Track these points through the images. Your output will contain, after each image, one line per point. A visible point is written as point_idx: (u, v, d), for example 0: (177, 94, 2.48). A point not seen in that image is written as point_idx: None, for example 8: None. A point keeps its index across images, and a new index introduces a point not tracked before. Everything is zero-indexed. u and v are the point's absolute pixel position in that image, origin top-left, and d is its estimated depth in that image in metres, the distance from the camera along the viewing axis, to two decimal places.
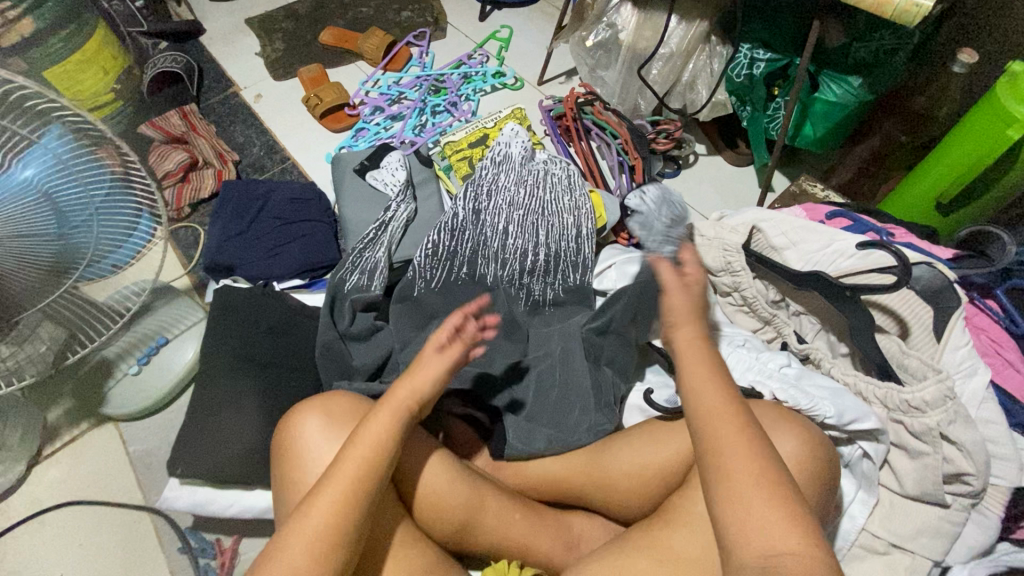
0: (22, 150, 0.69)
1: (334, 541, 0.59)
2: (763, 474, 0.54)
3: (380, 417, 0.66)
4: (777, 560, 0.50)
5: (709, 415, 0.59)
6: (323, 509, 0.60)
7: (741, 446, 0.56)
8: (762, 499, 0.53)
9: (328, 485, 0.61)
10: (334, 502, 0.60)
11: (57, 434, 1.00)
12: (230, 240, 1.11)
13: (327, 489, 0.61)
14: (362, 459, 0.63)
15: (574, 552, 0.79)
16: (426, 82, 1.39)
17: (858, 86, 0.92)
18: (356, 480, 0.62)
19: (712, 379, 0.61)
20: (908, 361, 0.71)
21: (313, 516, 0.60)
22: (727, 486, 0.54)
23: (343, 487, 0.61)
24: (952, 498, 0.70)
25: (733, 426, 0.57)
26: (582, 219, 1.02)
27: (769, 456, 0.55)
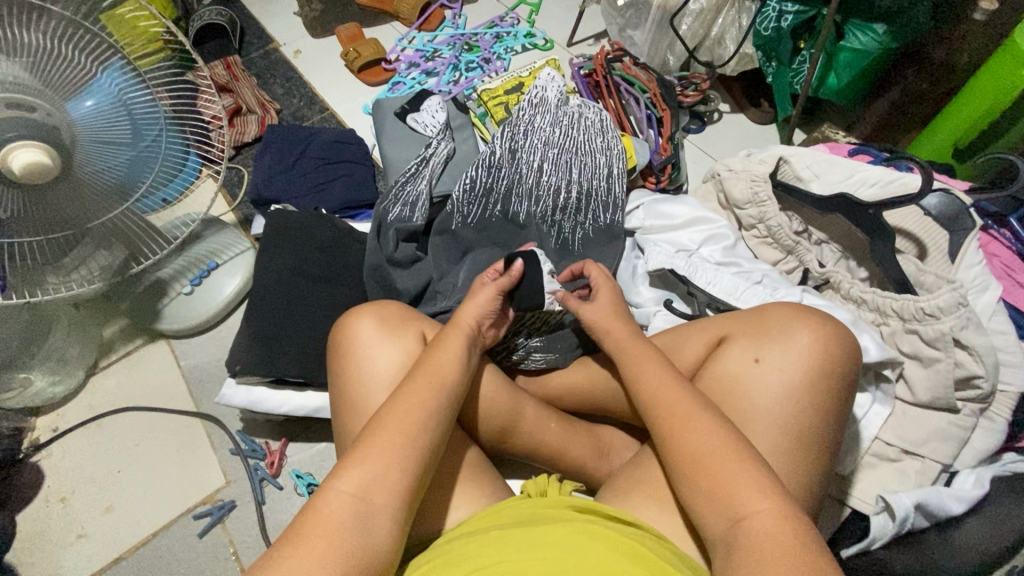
0: (108, 60, 0.77)
1: (410, 463, 0.58)
2: (717, 440, 0.59)
3: (450, 341, 0.69)
4: (747, 518, 0.54)
5: (665, 400, 0.64)
6: (400, 428, 0.60)
7: (706, 423, 0.60)
8: (718, 456, 0.58)
9: (399, 404, 0.61)
10: (409, 422, 0.60)
11: (113, 348, 1.05)
12: (277, 176, 1.17)
13: (398, 408, 0.61)
14: (428, 379, 0.64)
15: (605, 459, 0.84)
16: (460, 41, 1.43)
17: (882, 33, 0.99)
18: (419, 406, 0.62)
19: (661, 369, 0.67)
20: (923, 278, 0.76)
21: (385, 433, 0.59)
22: (680, 452, 0.60)
23: (413, 409, 0.61)
24: (963, 405, 0.75)
25: (685, 403, 0.63)
26: (614, 158, 1.07)
27: (729, 429, 0.60)
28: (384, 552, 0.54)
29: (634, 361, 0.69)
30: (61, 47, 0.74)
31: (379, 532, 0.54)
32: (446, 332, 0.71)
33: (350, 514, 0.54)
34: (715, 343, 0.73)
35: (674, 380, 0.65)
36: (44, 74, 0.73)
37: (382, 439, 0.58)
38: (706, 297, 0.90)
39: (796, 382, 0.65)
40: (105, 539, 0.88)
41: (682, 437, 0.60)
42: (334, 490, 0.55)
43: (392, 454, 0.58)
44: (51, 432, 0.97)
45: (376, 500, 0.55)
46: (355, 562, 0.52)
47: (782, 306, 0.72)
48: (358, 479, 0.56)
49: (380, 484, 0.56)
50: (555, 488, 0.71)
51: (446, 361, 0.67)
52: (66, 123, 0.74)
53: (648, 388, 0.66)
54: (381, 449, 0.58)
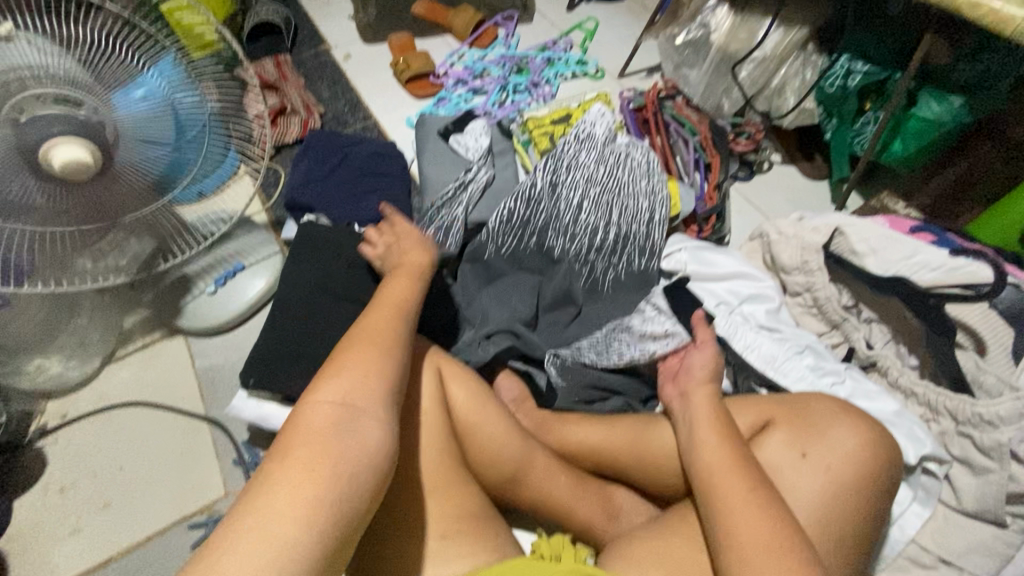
0: (156, 56, 0.79)
1: (381, 374, 0.56)
2: (765, 526, 0.55)
3: (395, 284, 0.70)
4: None
5: (712, 476, 0.62)
6: (370, 343, 0.59)
7: (755, 511, 0.56)
8: (762, 545, 0.54)
9: (357, 335, 0.60)
10: (375, 334, 0.60)
11: (131, 338, 1.05)
12: (312, 183, 1.15)
13: (358, 336, 0.60)
14: (383, 312, 0.63)
15: (615, 522, 0.79)
16: (511, 62, 1.40)
17: (958, 106, 0.95)
18: (383, 320, 0.62)
19: (709, 446, 0.65)
20: (983, 378, 0.72)
21: (348, 358, 0.57)
22: (726, 534, 0.56)
23: (374, 331, 0.60)
24: (1011, 519, 0.70)
25: (734, 480, 0.60)
26: (657, 205, 1.03)
27: (782, 515, 0.56)
28: (377, 450, 0.51)
29: (693, 429, 0.68)
30: (112, 45, 0.75)
31: (368, 438, 0.51)
32: (391, 279, 0.72)
33: (330, 422, 0.51)
34: (758, 427, 0.70)
35: (720, 452, 0.63)
36: (94, 69, 0.73)
37: (346, 362, 0.56)
38: (736, 362, 0.87)
39: (836, 483, 0.63)
40: (99, 538, 0.87)
41: (724, 511, 0.58)
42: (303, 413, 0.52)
43: (360, 367, 0.56)
44: (60, 419, 0.97)
45: (356, 409, 0.53)
46: (340, 479, 0.47)
47: (824, 398, 0.70)
48: (333, 391, 0.53)
49: (356, 393, 0.54)
50: (569, 553, 0.66)
51: (398, 295, 0.67)
52: (112, 121, 0.73)
53: (703, 458, 0.64)
54: (353, 368, 0.56)
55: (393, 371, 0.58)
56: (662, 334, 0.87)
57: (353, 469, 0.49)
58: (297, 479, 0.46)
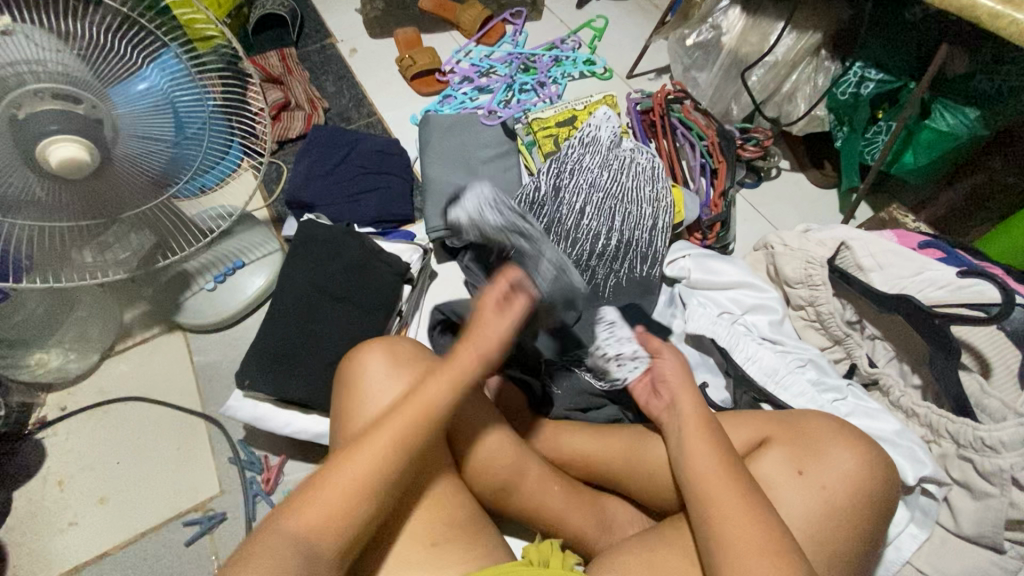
0: (156, 53, 0.77)
1: (375, 485, 0.56)
2: (760, 540, 0.55)
3: (456, 365, 0.63)
4: None
5: (708, 490, 0.60)
6: (372, 467, 0.57)
7: (754, 533, 0.55)
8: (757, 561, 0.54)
9: (379, 428, 0.59)
10: (383, 459, 0.57)
11: (131, 333, 1.05)
12: (314, 179, 1.14)
13: (381, 429, 0.59)
14: (407, 430, 0.59)
15: (607, 533, 0.78)
16: (518, 60, 1.38)
17: (974, 119, 0.93)
18: (402, 436, 0.59)
19: (705, 459, 0.63)
20: (987, 401, 0.71)
21: (362, 453, 0.57)
22: (722, 551, 0.56)
23: (381, 458, 0.57)
24: (1011, 546, 0.68)
25: (728, 493, 0.59)
26: (661, 211, 1.02)
27: (781, 536, 0.55)
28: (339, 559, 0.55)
29: (683, 442, 0.66)
30: (107, 38, 0.73)
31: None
32: (437, 374, 0.63)
33: (315, 522, 0.54)
34: (755, 445, 0.69)
35: (713, 465, 0.62)
36: (92, 63, 0.71)
37: (357, 458, 0.57)
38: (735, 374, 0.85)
39: (834, 504, 0.62)
40: (95, 532, 0.88)
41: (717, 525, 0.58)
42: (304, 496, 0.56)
43: (360, 475, 0.56)
44: (58, 412, 0.97)
45: (345, 518, 0.55)
46: None
47: (823, 418, 0.69)
48: (331, 489, 0.55)
49: (346, 506, 0.55)
50: (558, 558, 0.65)
51: (444, 384, 0.61)
52: (110, 117, 0.72)
53: (693, 470, 0.63)
54: (358, 471, 0.56)
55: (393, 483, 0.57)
56: (627, 358, 0.82)
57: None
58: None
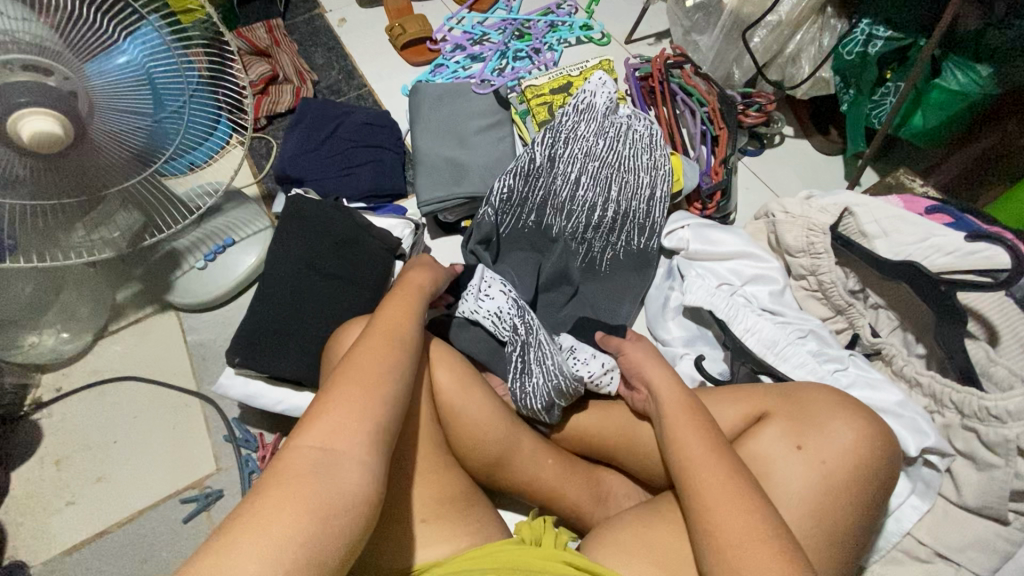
0: (133, 26, 0.72)
1: (376, 416, 0.53)
2: (738, 511, 0.54)
3: (397, 304, 0.67)
4: None
5: (695, 463, 0.59)
6: (372, 366, 0.57)
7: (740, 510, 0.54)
8: (746, 536, 0.52)
9: (348, 366, 0.56)
10: (374, 359, 0.58)
11: (124, 313, 1.04)
12: (304, 154, 1.12)
13: (353, 365, 0.57)
14: (386, 331, 0.62)
15: (602, 506, 0.77)
16: (511, 26, 1.33)
17: (986, 76, 0.89)
18: (388, 341, 0.61)
19: (696, 430, 0.62)
20: (993, 370, 0.70)
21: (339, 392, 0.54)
22: (704, 525, 0.55)
23: (369, 361, 0.57)
24: (1015, 517, 0.67)
25: (714, 468, 0.58)
26: (659, 180, 0.99)
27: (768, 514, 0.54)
28: (361, 498, 0.48)
29: (669, 421, 0.64)
30: (82, 9, 0.69)
31: (347, 481, 0.48)
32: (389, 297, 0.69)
33: (314, 463, 0.48)
34: (751, 418, 0.68)
35: (701, 442, 0.61)
36: (65, 35, 0.67)
37: (337, 399, 0.53)
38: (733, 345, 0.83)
39: (833, 476, 0.61)
40: (94, 509, 0.88)
41: (704, 498, 0.56)
42: (290, 454, 0.49)
43: (369, 372, 0.56)
44: (54, 392, 0.97)
45: (351, 457, 0.50)
46: (318, 509, 0.45)
47: (822, 389, 0.67)
48: (322, 430, 0.50)
49: (364, 403, 0.53)
50: (550, 537, 0.64)
51: (395, 318, 0.64)
52: (84, 91, 0.69)
53: (682, 449, 0.61)
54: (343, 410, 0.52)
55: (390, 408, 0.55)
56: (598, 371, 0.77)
57: (334, 523, 0.45)
58: (278, 531, 0.43)
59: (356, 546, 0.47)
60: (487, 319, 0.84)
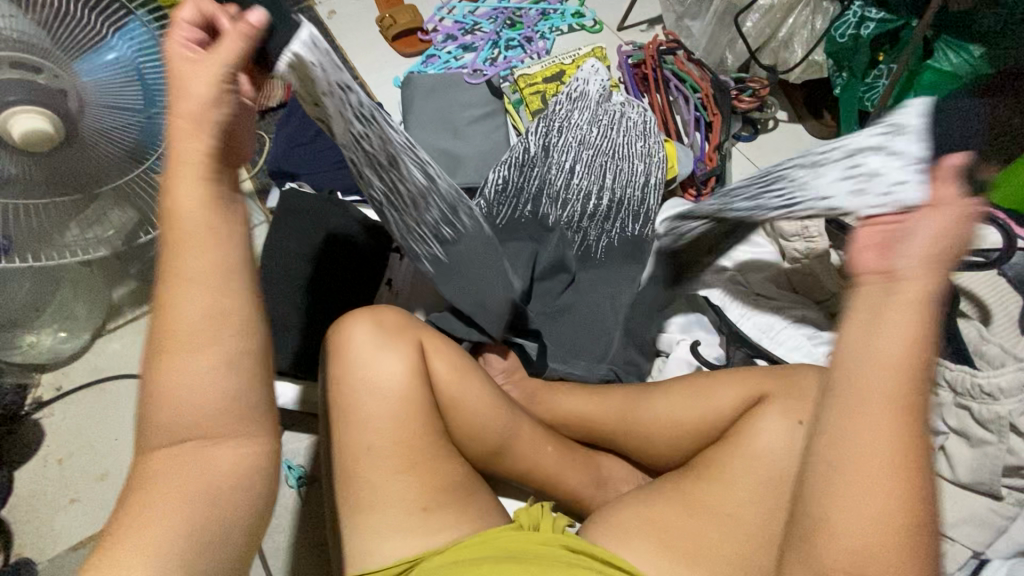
0: (123, 23, 0.71)
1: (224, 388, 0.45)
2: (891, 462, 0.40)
3: (184, 193, 0.45)
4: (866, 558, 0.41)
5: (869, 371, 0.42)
6: (200, 309, 0.44)
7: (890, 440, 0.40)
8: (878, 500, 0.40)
9: (168, 354, 0.44)
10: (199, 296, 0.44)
11: (120, 311, 1.04)
12: (298, 147, 1.11)
13: (172, 329, 0.44)
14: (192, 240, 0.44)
15: (602, 490, 0.79)
16: (503, 15, 1.32)
17: (977, 56, 0.90)
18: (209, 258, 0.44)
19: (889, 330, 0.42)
20: (986, 349, 0.71)
21: (174, 395, 0.44)
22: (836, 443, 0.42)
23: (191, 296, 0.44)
24: (1007, 492, 0.69)
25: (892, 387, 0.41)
26: (653, 167, 0.99)
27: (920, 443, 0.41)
28: (238, 514, 0.46)
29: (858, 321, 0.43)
30: (72, 6, 0.68)
31: (227, 463, 0.45)
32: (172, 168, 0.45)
33: (182, 452, 0.44)
34: (749, 400, 0.69)
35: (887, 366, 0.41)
36: (54, 33, 0.67)
37: (173, 401, 0.44)
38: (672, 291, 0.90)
39: None
40: (98, 507, 0.89)
41: (854, 427, 0.41)
42: (152, 454, 0.44)
43: (194, 318, 0.44)
44: (54, 391, 0.97)
45: (220, 471, 0.45)
46: (208, 497, 0.44)
47: (816, 370, 0.68)
48: (173, 411, 0.44)
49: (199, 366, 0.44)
50: (548, 521, 0.65)
51: (210, 259, 0.44)
52: (72, 87, 0.69)
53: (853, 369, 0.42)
54: (186, 418, 0.44)
55: (246, 407, 0.46)
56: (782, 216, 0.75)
57: (206, 558, 0.42)
58: (154, 544, 0.41)
59: (252, 539, 0.47)
60: (340, 131, 0.66)
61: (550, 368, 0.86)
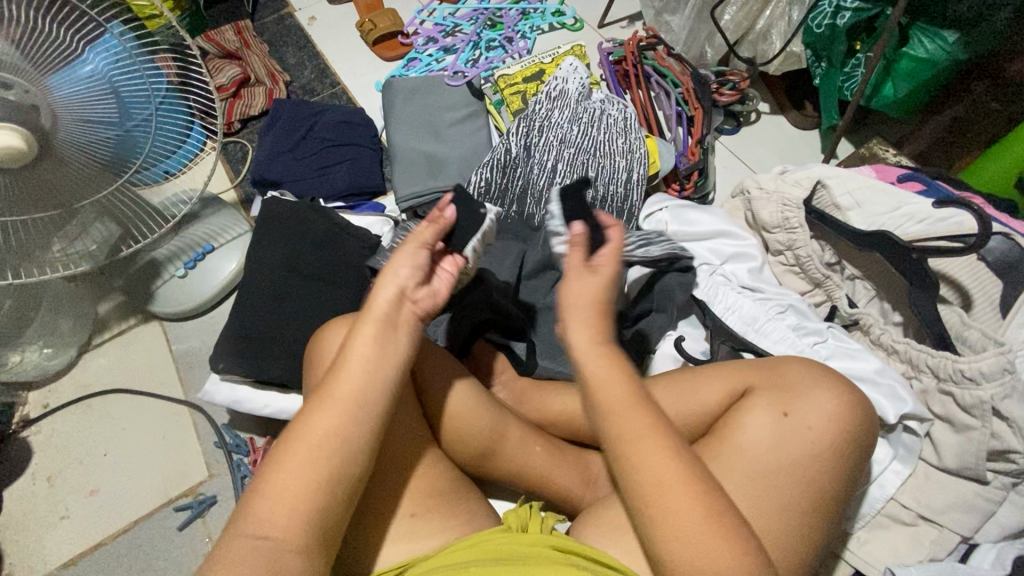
0: (94, 37, 0.71)
1: (314, 504, 0.49)
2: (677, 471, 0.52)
3: (359, 339, 0.55)
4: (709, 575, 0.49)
5: (613, 408, 0.55)
6: (329, 437, 0.51)
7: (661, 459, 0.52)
8: (687, 509, 0.50)
9: (291, 452, 0.50)
10: (331, 428, 0.51)
11: (106, 326, 1.03)
12: (280, 156, 1.11)
13: (293, 451, 0.50)
14: (346, 390, 0.53)
15: (592, 488, 0.78)
16: (482, 16, 1.32)
17: (952, 42, 0.90)
18: (356, 400, 0.53)
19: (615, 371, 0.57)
20: (967, 333, 0.70)
21: (287, 484, 0.49)
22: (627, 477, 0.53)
23: (325, 436, 0.51)
24: (992, 476, 0.69)
25: (636, 416, 0.54)
26: (635, 163, 0.99)
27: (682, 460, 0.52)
28: None
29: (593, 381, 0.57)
30: (42, 21, 0.68)
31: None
32: (358, 322, 0.57)
33: (256, 557, 0.47)
34: (736, 394, 0.69)
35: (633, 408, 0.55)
36: (25, 50, 0.66)
37: (271, 511, 0.48)
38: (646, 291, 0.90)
39: (817, 445, 0.62)
40: (87, 523, 0.88)
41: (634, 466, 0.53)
42: (223, 551, 0.47)
43: (319, 443, 0.51)
44: (42, 409, 0.97)
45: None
46: None
47: (800, 361, 0.68)
48: (264, 518, 0.48)
49: (305, 485, 0.49)
50: (536, 522, 0.66)
51: (356, 382, 0.53)
52: (46, 103, 0.67)
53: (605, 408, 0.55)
54: (287, 511, 0.49)
55: (320, 528, 0.50)
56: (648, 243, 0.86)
57: None
58: None
59: None
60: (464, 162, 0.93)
61: (539, 366, 0.87)
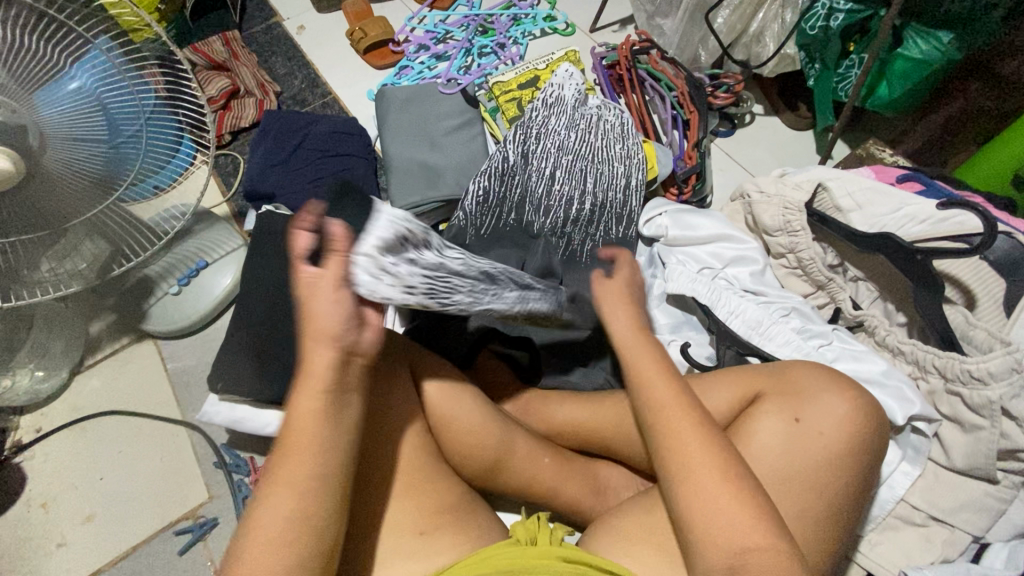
0: (80, 54, 0.70)
1: None
2: (718, 469, 0.54)
3: (302, 413, 0.52)
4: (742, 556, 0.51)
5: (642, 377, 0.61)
6: (286, 524, 0.49)
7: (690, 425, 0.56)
8: (716, 495, 0.52)
9: (249, 547, 0.48)
10: (288, 514, 0.49)
11: (99, 346, 1.01)
12: (272, 168, 1.09)
13: (252, 546, 0.48)
14: (299, 469, 0.50)
15: (601, 499, 0.78)
16: (474, 22, 1.31)
17: (946, 42, 0.91)
18: (310, 479, 0.50)
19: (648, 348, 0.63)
20: (972, 333, 0.70)
21: (269, 523, 0.49)
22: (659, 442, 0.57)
23: (283, 523, 0.49)
24: (1002, 475, 0.69)
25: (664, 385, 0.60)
26: (633, 168, 0.98)
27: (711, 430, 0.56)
28: None
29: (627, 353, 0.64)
30: (28, 39, 0.66)
31: None
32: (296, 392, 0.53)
33: None
34: (745, 401, 0.69)
35: (682, 411, 0.57)
36: (9, 66, 0.64)
37: None
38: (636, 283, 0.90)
39: (833, 451, 0.61)
40: (85, 550, 0.86)
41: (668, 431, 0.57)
42: None
43: (278, 530, 0.48)
44: (34, 433, 0.94)
45: None
46: None
47: (810, 365, 0.68)
48: None
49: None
50: (544, 535, 0.64)
51: (307, 460, 0.51)
52: (33, 121, 0.65)
53: (650, 394, 0.59)
54: None
55: None
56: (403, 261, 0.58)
57: None
58: None
59: None
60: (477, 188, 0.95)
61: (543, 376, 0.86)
